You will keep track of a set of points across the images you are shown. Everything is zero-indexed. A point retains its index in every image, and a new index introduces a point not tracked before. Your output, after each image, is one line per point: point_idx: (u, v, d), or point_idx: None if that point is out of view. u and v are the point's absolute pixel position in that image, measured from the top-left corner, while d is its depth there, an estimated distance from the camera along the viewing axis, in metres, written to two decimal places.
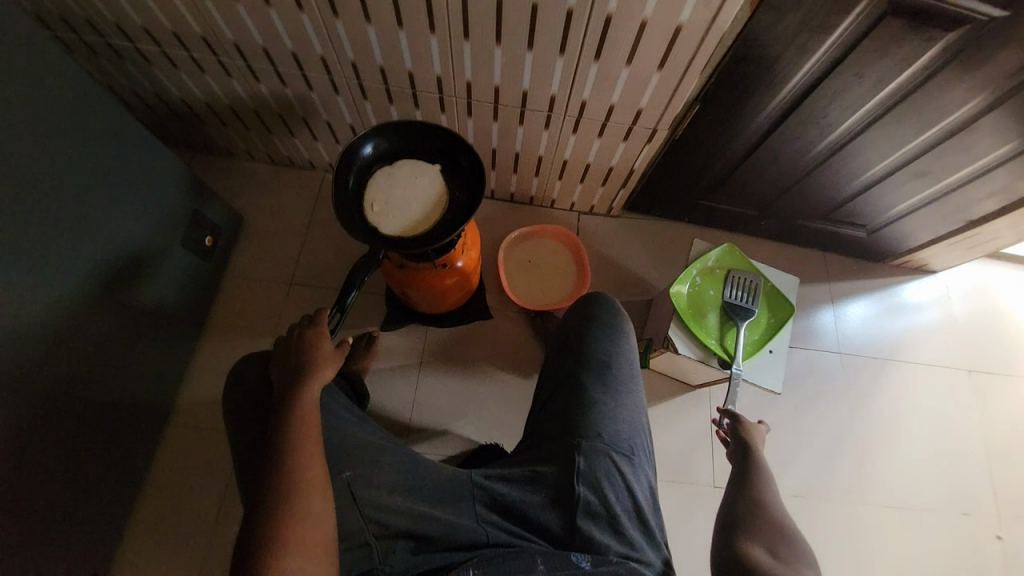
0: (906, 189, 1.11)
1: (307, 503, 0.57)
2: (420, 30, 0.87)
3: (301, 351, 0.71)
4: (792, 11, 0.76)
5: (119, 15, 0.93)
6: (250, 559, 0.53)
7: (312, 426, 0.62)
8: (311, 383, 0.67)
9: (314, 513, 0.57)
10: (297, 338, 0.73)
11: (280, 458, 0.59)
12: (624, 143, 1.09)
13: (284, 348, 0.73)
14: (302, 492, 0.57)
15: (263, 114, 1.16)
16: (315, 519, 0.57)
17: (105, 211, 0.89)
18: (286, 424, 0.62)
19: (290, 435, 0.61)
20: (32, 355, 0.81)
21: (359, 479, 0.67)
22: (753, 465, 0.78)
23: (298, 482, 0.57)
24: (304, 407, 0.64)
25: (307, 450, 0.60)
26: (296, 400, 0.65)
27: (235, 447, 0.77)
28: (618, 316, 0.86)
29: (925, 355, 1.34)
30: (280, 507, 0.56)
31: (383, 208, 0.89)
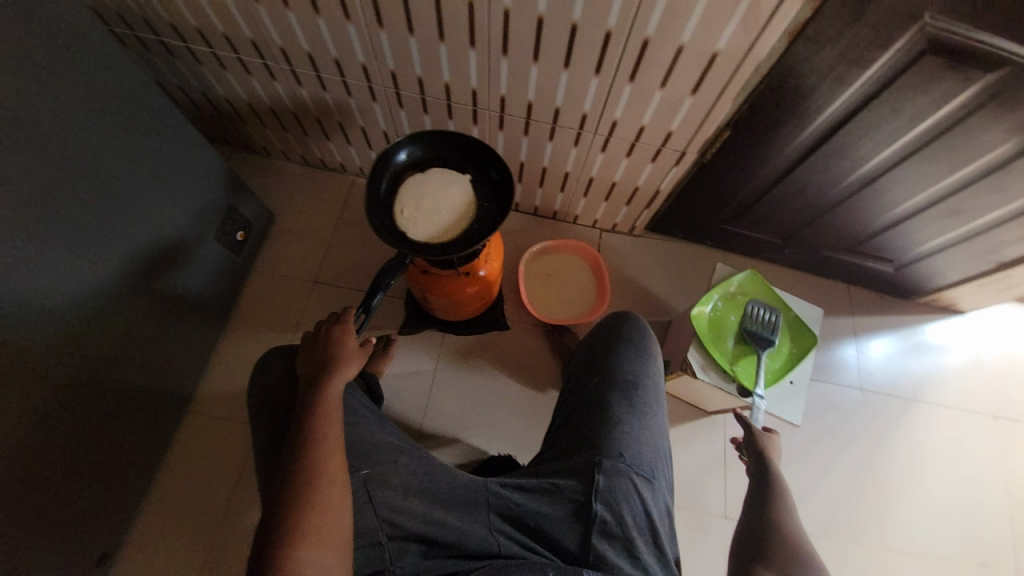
0: (937, 227, 1.09)
1: (324, 496, 0.57)
2: (461, 45, 0.90)
3: (327, 347, 0.72)
4: (830, 43, 0.77)
5: (177, 17, 0.98)
6: (268, 547, 0.54)
7: (335, 421, 0.63)
8: (336, 380, 0.68)
9: (331, 507, 0.57)
10: (326, 335, 0.74)
11: (301, 450, 0.60)
12: (651, 164, 1.10)
13: (310, 344, 0.75)
14: (322, 485, 0.58)
15: (302, 117, 1.20)
16: (332, 513, 0.57)
17: (148, 200, 0.93)
18: (311, 417, 0.63)
19: (311, 428, 0.62)
20: (69, 335, 0.84)
21: (376, 478, 0.68)
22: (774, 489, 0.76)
23: (318, 476, 0.58)
24: (327, 403, 0.65)
25: (326, 443, 0.61)
26: (321, 395, 0.66)
27: (259, 437, 0.79)
28: (644, 336, 0.87)
29: (951, 397, 1.30)
30: (299, 498, 0.57)
31: (413, 214, 0.91)
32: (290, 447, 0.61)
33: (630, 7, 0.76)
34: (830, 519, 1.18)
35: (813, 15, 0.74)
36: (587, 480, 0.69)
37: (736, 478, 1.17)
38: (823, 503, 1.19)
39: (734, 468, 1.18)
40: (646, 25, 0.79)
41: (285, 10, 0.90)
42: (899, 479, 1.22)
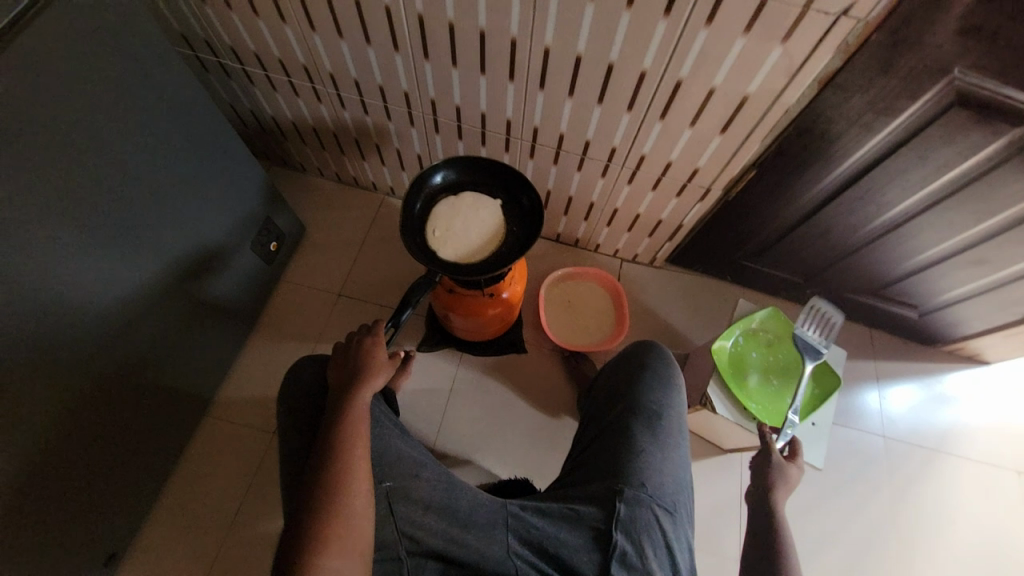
0: (963, 275, 1.09)
1: (350, 505, 0.59)
2: (500, 78, 0.95)
3: (358, 357, 0.74)
4: (859, 92, 0.79)
5: (237, 41, 1.05)
6: (295, 549, 0.56)
7: (362, 431, 0.65)
8: (365, 390, 0.70)
9: (355, 516, 0.59)
10: (357, 345, 0.77)
11: (330, 457, 0.62)
12: (676, 198, 1.12)
13: (342, 353, 0.77)
14: (348, 494, 0.60)
15: (341, 137, 1.26)
16: (356, 522, 0.59)
17: (195, 208, 0.98)
18: (340, 426, 0.65)
19: (340, 437, 0.64)
20: (108, 332, 0.87)
21: (398, 492, 0.69)
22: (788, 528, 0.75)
23: (345, 484, 0.60)
24: (356, 413, 0.67)
25: (354, 453, 0.63)
26: (351, 405, 0.68)
27: (285, 438, 0.81)
28: (669, 367, 0.86)
29: (977, 451, 1.26)
30: (326, 505, 0.59)
31: (444, 234, 0.94)
32: (319, 454, 0.63)
33: (666, 50, 0.80)
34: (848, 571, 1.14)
35: (843, 65, 0.77)
36: (609, 510, 0.69)
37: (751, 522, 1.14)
38: (841, 553, 1.15)
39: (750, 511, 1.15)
40: (680, 67, 0.82)
41: (339, 39, 0.97)
42: (923, 535, 1.18)
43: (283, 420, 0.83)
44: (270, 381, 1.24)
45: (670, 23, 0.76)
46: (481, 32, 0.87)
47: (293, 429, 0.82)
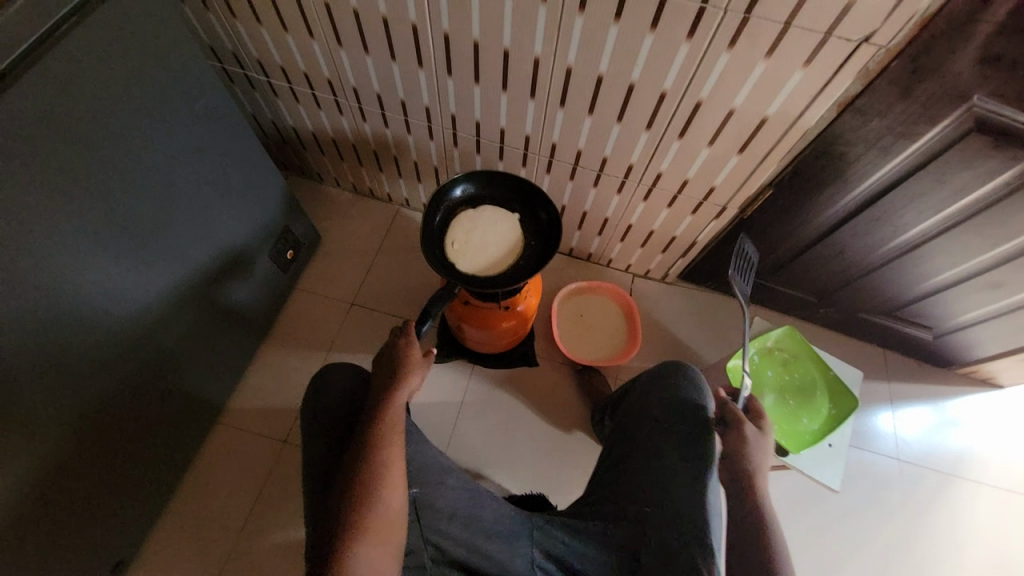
0: (979, 298, 1.08)
1: (387, 502, 0.66)
2: (522, 95, 0.97)
3: (393, 362, 0.79)
4: (878, 116, 0.81)
5: (264, 54, 1.07)
6: (334, 537, 0.63)
7: (398, 441, 0.70)
8: (399, 400, 0.75)
9: (392, 510, 0.66)
10: (393, 348, 0.81)
11: (367, 457, 0.68)
12: (691, 216, 1.13)
13: (379, 356, 0.81)
14: (386, 491, 0.66)
15: (360, 149, 1.28)
16: (392, 517, 0.66)
17: (219, 217, 0.99)
18: (378, 433, 0.70)
19: (379, 437, 0.70)
20: (125, 338, 0.88)
21: (422, 500, 0.74)
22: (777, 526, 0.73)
23: (383, 481, 0.66)
24: (392, 417, 0.72)
25: (391, 453, 0.69)
26: (388, 409, 0.73)
27: (310, 421, 0.84)
28: (702, 392, 0.85)
29: (994, 476, 1.24)
30: (365, 498, 0.65)
31: (462, 247, 0.94)
32: (358, 450, 0.69)
33: (687, 72, 0.82)
34: None
35: (862, 90, 0.78)
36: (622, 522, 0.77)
37: None
38: None
39: None
40: (700, 89, 0.84)
41: (364, 55, 0.99)
42: (939, 561, 1.16)
43: (308, 416, 0.84)
44: (282, 389, 1.24)
45: (693, 46, 0.78)
46: (505, 51, 0.89)
47: (316, 427, 0.83)
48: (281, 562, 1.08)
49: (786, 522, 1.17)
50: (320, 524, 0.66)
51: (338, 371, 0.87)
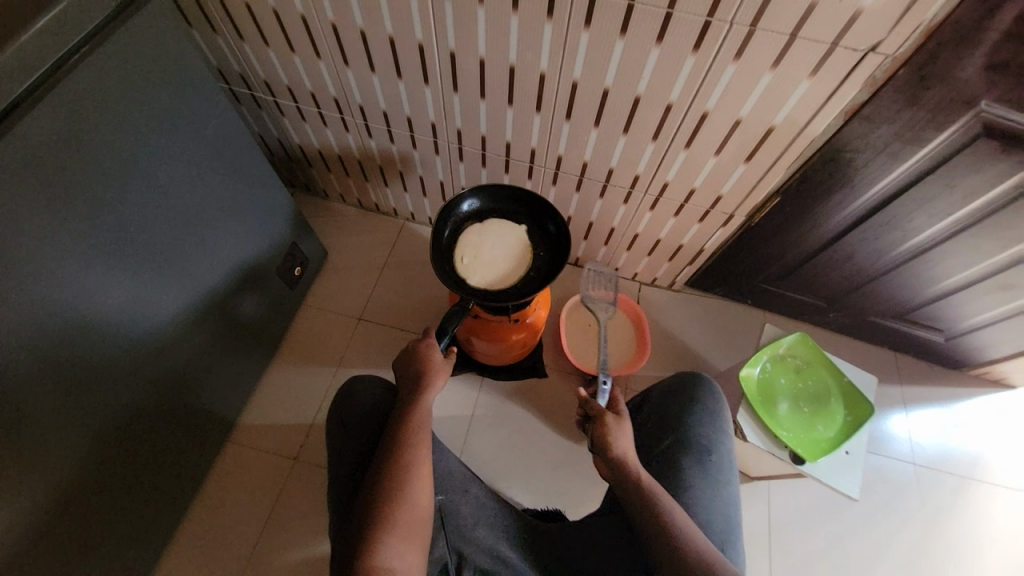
0: (990, 300, 1.08)
1: (415, 498, 0.66)
2: (527, 109, 0.97)
3: (418, 364, 0.82)
4: (886, 123, 0.81)
5: (270, 74, 1.08)
6: (362, 532, 0.63)
7: (425, 442, 0.72)
8: (425, 402, 0.77)
9: (420, 508, 0.66)
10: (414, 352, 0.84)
11: (397, 453, 0.69)
12: (698, 224, 1.13)
13: (402, 360, 0.85)
14: (415, 487, 0.67)
15: (365, 164, 1.28)
16: (419, 514, 0.66)
17: (230, 236, 1.00)
18: (407, 433, 0.72)
19: (407, 435, 0.72)
20: (135, 361, 0.88)
21: (448, 505, 0.79)
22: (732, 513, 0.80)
23: (412, 477, 0.67)
24: (419, 417, 0.75)
25: (419, 451, 0.71)
26: (413, 410, 0.75)
27: (334, 430, 0.85)
28: (717, 401, 0.90)
29: (1012, 478, 1.23)
30: (393, 493, 0.66)
31: (472, 262, 0.95)
32: (388, 447, 0.71)
33: (693, 83, 0.82)
34: None
35: (869, 98, 0.78)
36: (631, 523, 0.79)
37: (780, 549, 1.14)
38: None
39: (779, 539, 1.15)
40: (707, 100, 0.85)
41: (370, 73, 1.00)
42: (961, 568, 1.14)
43: (336, 424, 0.86)
44: (292, 406, 1.24)
45: (698, 59, 0.78)
46: (511, 67, 0.90)
47: (343, 435, 0.84)
48: None
49: (804, 530, 1.16)
50: (347, 523, 0.66)
51: (363, 380, 0.89)
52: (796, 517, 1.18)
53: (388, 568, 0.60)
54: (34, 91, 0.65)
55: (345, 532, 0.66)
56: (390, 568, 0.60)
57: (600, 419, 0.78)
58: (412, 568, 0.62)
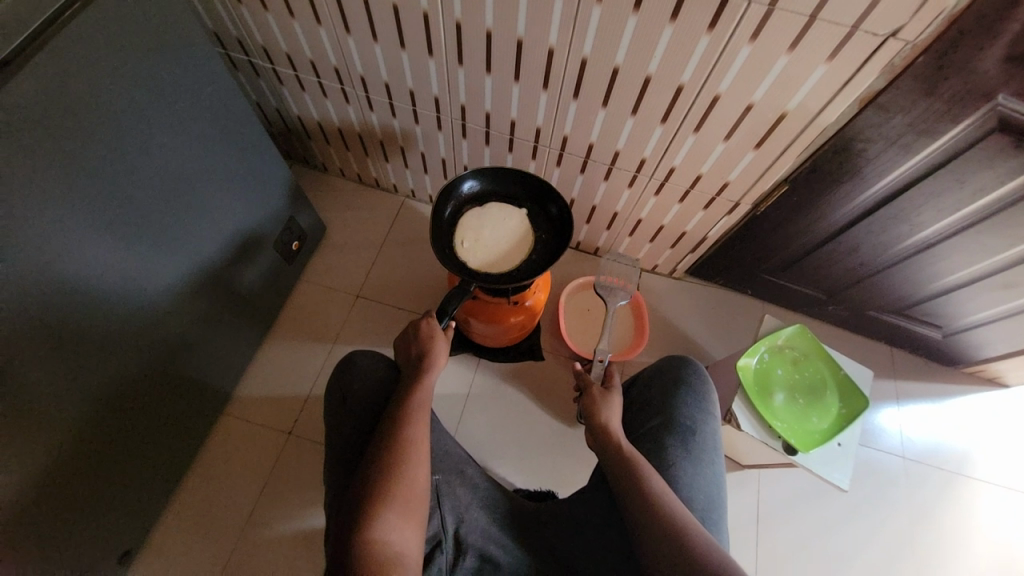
0: (991, 298, 1.08)
1: (414, 473, 0.66)
2: (534, 86, 0.94)
3: (419, 346, 0.83)
4: (901, 113, 0.79)
5: (269, 40, 1.05)
6: (361, 505, 0.62)
7: (426, 420, 0.73)
8: (426, 382, 0.77)
9: (418, 484, 0.66)
10: (415, 331, 0.85)
11: (399, 429, 0.70)
12: (703, 211, 1.12)
13: (402, 342, 0.86)
14: (414, 463, 0.67)
15: (366, 139, 1.26)
16: (418, 490, 0.65)
17: (227, 206, 0.98)
18: (410, 411, 0.72)
19: (408, 413, 0.72)
20: (130, 329, 0.87)
21: (445, 483, 0.79)
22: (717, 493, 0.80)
23: (411, 453, 0.67)
24: (420, 396, 0.75)
25: (418, 428, 0.71)
26: (415, 389, 0.76)
27: (330, 410, 0.85)
28: (704, 382, 0.90)
29: (998, 475, 1.24)
30: (394, 467, 0.65)
31: (472, 244, 0.93)
32: (388, 425, 0.71)
33: (706, 65, 0.80)
34: None
35: (886, 86, 0.76)
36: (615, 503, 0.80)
37: (767, 536, 1.16)
38: (859, 574, 1.14)
39: (766, 527, 1.17)
40: (719, 82, 0.82)
41: (373, 43, 0.97)
42: (942, 559, 1.16)
43: (335, 402, 0.85)
44: (288, 381, 1.24)
45: (713, 38, 0.76)
46: (518, 41, 0.87)
47: (341, 414, 0.83)
48: (289, 553, 1.09)
49: (791, 518, 1.18)
50: (346, 498, 0.65)
51: (363, 359, 0.88)
52: (783, 505, 1.19)
53: (386, 541, 0.59)
54: (23, 49, 0.64)
55: (342, 508, 0.65)
56: (389, 541, 0.59)
57: (589, 391, 0.84)
58: (410, 543, 0.61)
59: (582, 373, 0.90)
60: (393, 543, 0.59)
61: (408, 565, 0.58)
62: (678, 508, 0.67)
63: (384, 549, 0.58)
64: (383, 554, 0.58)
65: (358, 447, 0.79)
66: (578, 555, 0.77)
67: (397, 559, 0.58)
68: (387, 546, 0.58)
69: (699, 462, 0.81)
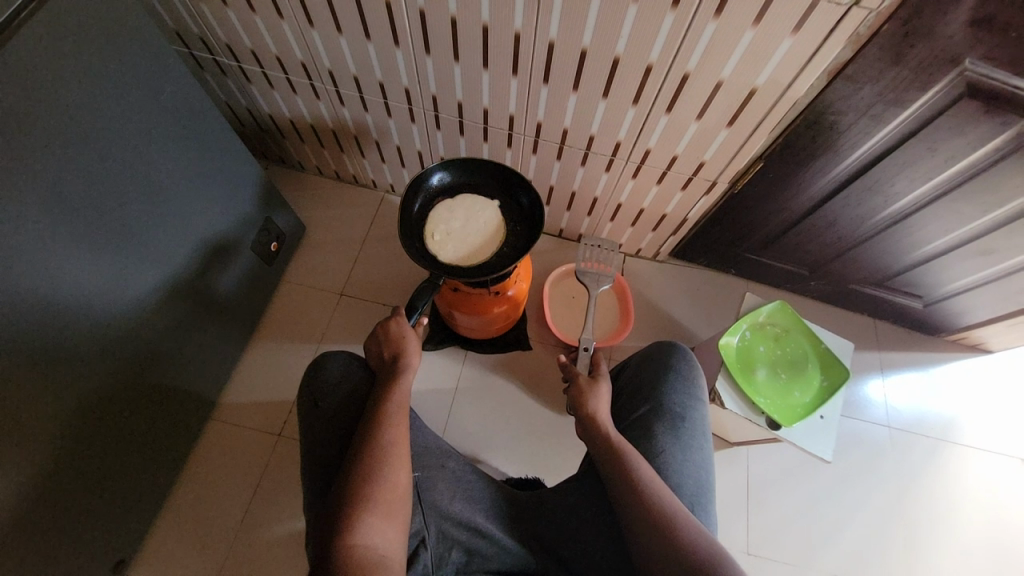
0: (969, 265, 1.09)
1: (393, 478, 0.66)
2: (504, 72, 0.93)
3: (391, 346, 0.82)
4: (870, 83, 0.79)
5: (232, 37, 1.03)
6: (341, 510, 0.62)
7: (403, 420, 0.73)
8: (401, 383, 0.77)
9: (399, 487, 0.66)
10: (387, 332, 0.84)
11: (377, 432, 0.70)
12: (682, 192, 1.11)
13: (375, 344, 0.85)
14: (393, 466, 0.67)
15: (340, 134, 1.24)
16: (398, 493, 0.66)
17: (198, 208, 0.96)
18: (386, 414, 0.72)
19: (385, 415, 0.72)
20: (107, 337, 0.86)
21: (424, 480, 0.80)
22: (707, 478, 0.81)
23: (390, 457, 0.68)
24: (397, 398, 0.75)
25: (397, 432, 0.71)
26: (391, 390, 0.76)
27: (304, 415, 0.84)
28: (691, 367, 0.90)
29: (983, 439, 1.26)
30: (373, 472, 0.65)
31: (443, 237, 0.93)
32: (366, 428, 0.71)
33: (673, 43, 0.79)
34: (858, 563, 1.15)
35: (853, 56, 0.76)
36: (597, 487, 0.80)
37: (758, 511, 1.18)
38: (850, 544, 1.16)
39: (757, 502, 1.19)
40: (687, 60, 0.82)
41: (338, 35, 0.95)
42: (931, 524, 1.19)
43: (307, 405, 0.84)
44: (275, 383, 1.23)
45: (678, 16, 0.75)
46: (484, 26, 0.85)
47: (315, 418, 0.82)
48: (288, 554, 1.09)
49: (781, 492, 1.20)
50: (326, 504, 0.65)
51: (335, 359, 0.87)
52: (774, 480, 1.21)
53: (369, 546, 0.59)
54: None
55: (323, 513, 0.65)
56: (372, 546, 0.60)
57: (576, 381, 0.85)
58: (393, 545, 0.62)
59: (570, 364, 0.90)
60: (375, 548, 0.60)
61: (393, 567, 0.59)
62: (664, 494, 0.67)
63: (366, 553, 0.59)
64: (366, 558, 0.58)
65: (337, 451, 0.79)
66: (564, 540, 0.78)
67: (381, 563, 0.58)
68: (371, 550, 0.59)
69: (689, 449, 0.81)
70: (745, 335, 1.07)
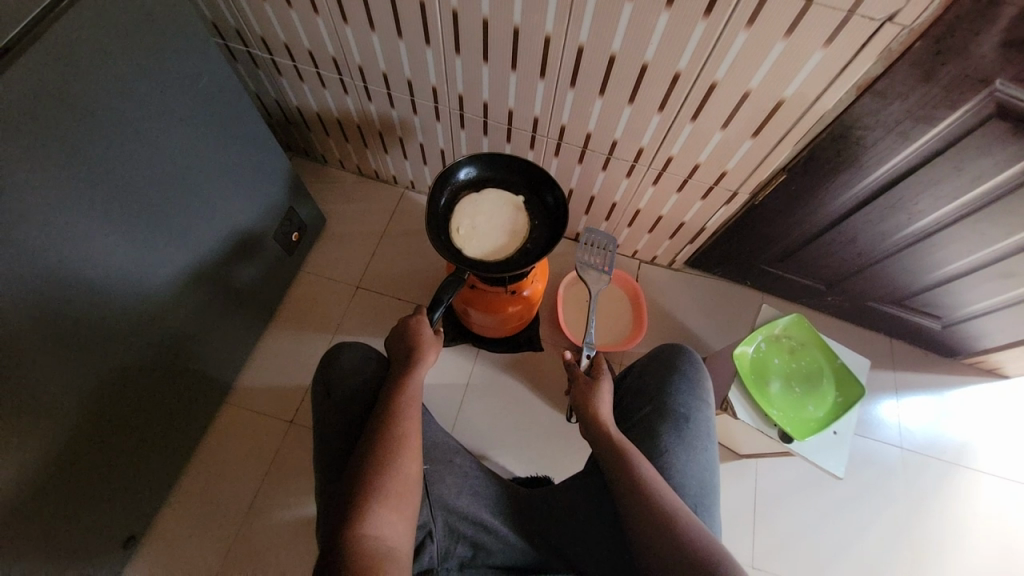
0: (990, 288, 1.07)
1: (404, 469, 0.67)
2: (531, 74, 0.94)
3: (407, 341, 0.83)
4: (898, 100, 0.79)
5: (268, 31, 1.05)
6: (352, 499, 0.63)
7: (416, 414, 0.74)
8: (414, 378, 0.78)
9: (410, 479, 0.67)
10: (404, 327, 0.86)
11: (390, 424, 0.71)
12: (701, 201, 1.12)
13: (392, 339, 0.86)
14: (405, 458, 0.68)
15: (365, 130, 1.26)
16: (410, 485, 0.66)
17: (225, 195, 0.98)
18: (399, 407, 0.73)
19: (399, 407, 0.73)
20: (131, 317, 0.88)
21: (433, 473, 0.81)
22: (710, 479, 0.81)
23: (402, 450, 0.68)
24: (410, 392, 0.76)
25: (409, 424, 0.72)
26: (405, 383, 0.77)
27: (318, 407, 0.85)
28: (698, 371, 0.90)
29: (998, 466, 1.24)
30: (384, 463, 0.66)
31: (468, 231, 0.94)
32: (379, 419, 0.72)
33: (702, 51, 0.80)
34: None
35: (883, 72, 0.76)
36: (600, 490, 0.80)
37: (763, 525, 1.17)
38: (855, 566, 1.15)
39: (762, 516, 1.18)
40: (716, 69, 0.82)
41: (370, 32, 0.97)
42: (940, 549, 1.17)
43: (320, 396, 0.85)
44: (288, 371, 1.25)
45: (709, 25, 0.76)
46: (515, 29, 0.87)
47: (327, 408, 0.84)
48: (292, 539, 1.10)
49: (788, 507, 1.19)
50: (337, 494, 0.66)
51: (350, 352, 0.88)
52: (781, 494, 1.20)
53: (377, 536, 0.60)
54: (36, 28, 0.65)
55: (333, 502, 0.66)
56: (381, 536, 0.60)
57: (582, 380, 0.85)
58: (400, 537, 0.62)
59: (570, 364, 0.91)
60: (384, 539, 0.60)
61: (400, 558, 0.59)
62: (667, 494, 0.67)
63: (374, 543, 0.59)
64: (376, 547, 0.59)
65: (348, 442, 0.80)
66: (566, 541, 0.78)
67: (389, 554, 0.59)
68: (379, 540, 0.59)
69: (693, 451, 0.81)
70: (756, 346, 1.06)
